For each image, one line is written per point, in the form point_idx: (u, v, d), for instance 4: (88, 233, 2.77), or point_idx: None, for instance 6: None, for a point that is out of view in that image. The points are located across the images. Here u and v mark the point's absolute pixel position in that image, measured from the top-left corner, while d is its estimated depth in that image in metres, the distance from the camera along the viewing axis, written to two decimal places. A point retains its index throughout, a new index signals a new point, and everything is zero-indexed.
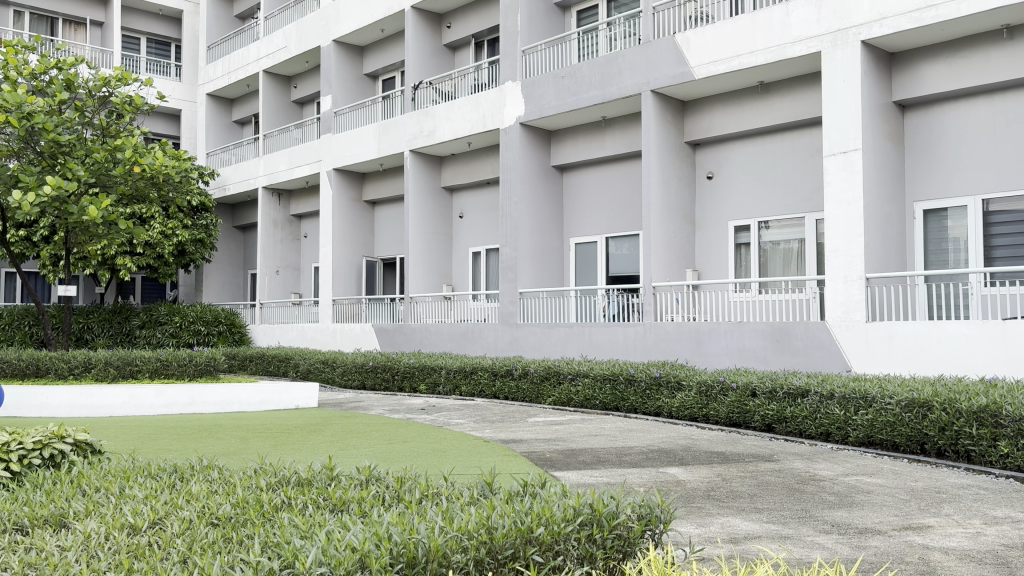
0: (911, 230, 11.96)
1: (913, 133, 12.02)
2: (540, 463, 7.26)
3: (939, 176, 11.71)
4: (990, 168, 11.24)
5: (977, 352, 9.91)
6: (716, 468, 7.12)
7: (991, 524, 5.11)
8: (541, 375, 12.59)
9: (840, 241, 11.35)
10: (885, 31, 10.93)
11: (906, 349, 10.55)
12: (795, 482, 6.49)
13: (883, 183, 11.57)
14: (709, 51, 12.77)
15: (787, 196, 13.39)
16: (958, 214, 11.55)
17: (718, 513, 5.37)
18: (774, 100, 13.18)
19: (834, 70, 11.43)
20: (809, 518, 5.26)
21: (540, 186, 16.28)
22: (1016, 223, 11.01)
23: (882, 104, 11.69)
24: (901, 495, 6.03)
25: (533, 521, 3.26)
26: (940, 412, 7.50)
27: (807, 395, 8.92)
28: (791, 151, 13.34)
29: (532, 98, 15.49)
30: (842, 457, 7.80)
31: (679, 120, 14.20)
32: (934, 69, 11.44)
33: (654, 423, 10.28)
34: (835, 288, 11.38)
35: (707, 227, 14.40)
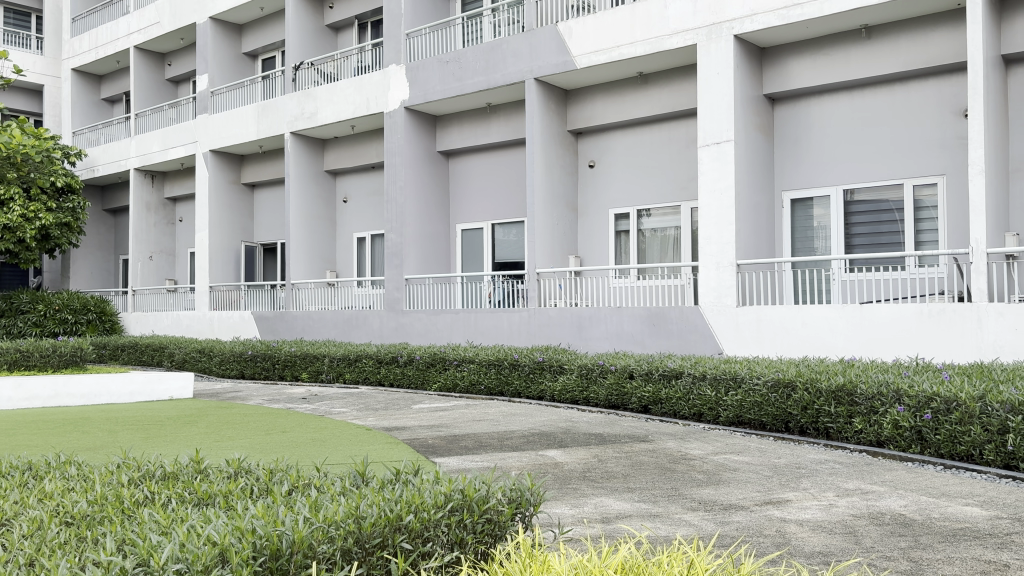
0: (780, 218, 12.52)
1: (782, 126, 12.56)
2: (422, 450, 7.26)
3: (805, 167, 12.29)
4: (851, 159, 11.89)
5: (836, 334, 10.49)
6: (593, 449, 7.30)
7: (843, 496, 5.44)
8: (426, 361, 12.58)
9: (712, 229, 11.77)
10: (756, 27, 11.36)
11: (773, 332, 11.06)
12: (666, 462, 6.73)
13: (753, 174, 12.05)
14: (590, 40, 12.96)
15: (664, 185, 13.80)
16: (823, 203, 12.18)
17: (592, 494, 5.51)
18: (653, 91, 13.53)
19: (709, 62, 11.80)
20: (678, 496, 5.46)
21: (425, 172, 16.18)
22: (873, 213, 11.74)
23: (753, 97, 12.15)
24: (765, 471, 6.34)
25: (402, 509, 3.25)
26: (803, 391, 7.90)
27: (681, 376, 9.25)
28: (668, 141, 13.75)
29: (416, 82, 15.36)
30: (712, 436, 8.11)
31: (562, 108, 14.37)
32: (800, 65, 11.98)
33: (537, 407, 10.44)
34: (708, 274, 11.80)
35: (589, 215, 14.65)
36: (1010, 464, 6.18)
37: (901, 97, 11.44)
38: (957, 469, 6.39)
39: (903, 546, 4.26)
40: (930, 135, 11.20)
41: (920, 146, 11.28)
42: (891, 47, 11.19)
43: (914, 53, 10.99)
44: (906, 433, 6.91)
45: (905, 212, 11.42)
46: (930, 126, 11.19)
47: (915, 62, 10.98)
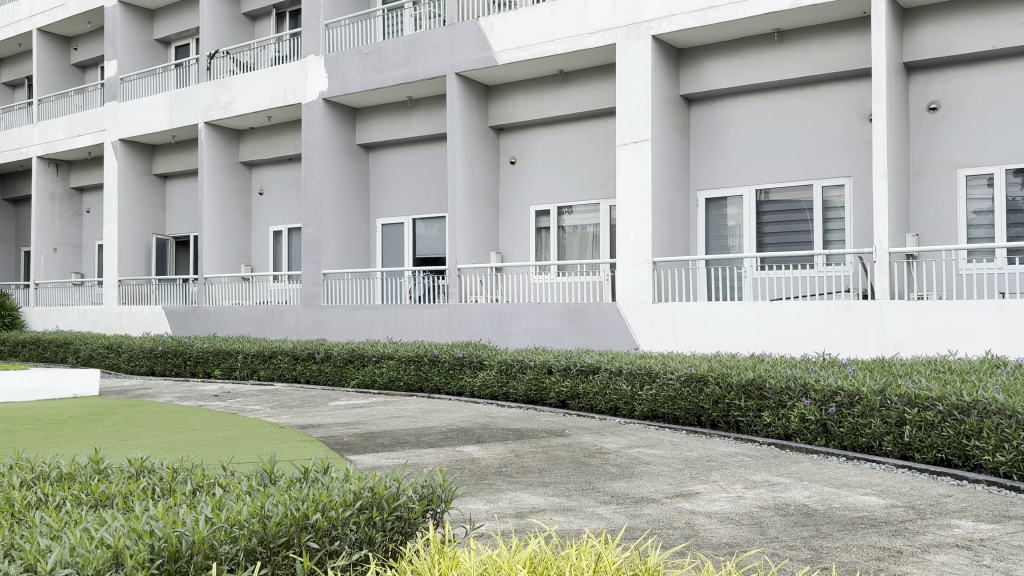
0: (695, 217, 12.77)
1: (698, 126, 12.81)
2: (337, 448, 7.15)
3: (720, 167, 12.56)
4: (764, 161, 12.21)
5: (747, 330, 10.78)
6: (510, 445, 7.32)
7: (751, 488, 5.59)
8: (344, 358, 12.42)
9: (630, 227, 11.93)
10: (673, 28, 11.55)
11: (687, 328, 11.29)
12: (582, 456, 6.80)
13: (669, 173, 12.26)
14: (511, 37, 12.97)
15: (584, 182, 13.93)
16: (736, 203, 12.48)
17: (507, 489, 5.52)
18: (573, 89, 13.63)
19: (628, 62, 11.94)
20: (592, 490, 5.52)
21: (343, 164, 15.94)
22: (784, 213, 12.10)
23: (670, 98, 12.35)
24: (677, 464, 6.46)
25: (309, 508, 3.19)
26: (714, 386, 8.08)
27: (597, 371, 9.35)
28: (587, 139, 13.89)
29: (335, 73, 15.11)
30: (627, 430, 8.23)
31: (483, 104, 14.35)
32: (716, 67, 12.23)
33: (455, 403, 10.40)
34: (625, 271, 11.96)
35: (510, 211, 14.68)
36: (906, 454, 6.44)
37: (811, 100, 11.81)
38: (858, 460, 6.62)
39: (805, 535, 4.39)
40: (838, 138, 11.60)
41: (828, 148, 11.66)
42: (801, 52, 11.53)
43: (823, 58, 11.36)
44: (812, 426, 7.14)
45: (814, 212, 11.81)
46: (838, 129, 11.59)
47: (824, 66, 11.35)
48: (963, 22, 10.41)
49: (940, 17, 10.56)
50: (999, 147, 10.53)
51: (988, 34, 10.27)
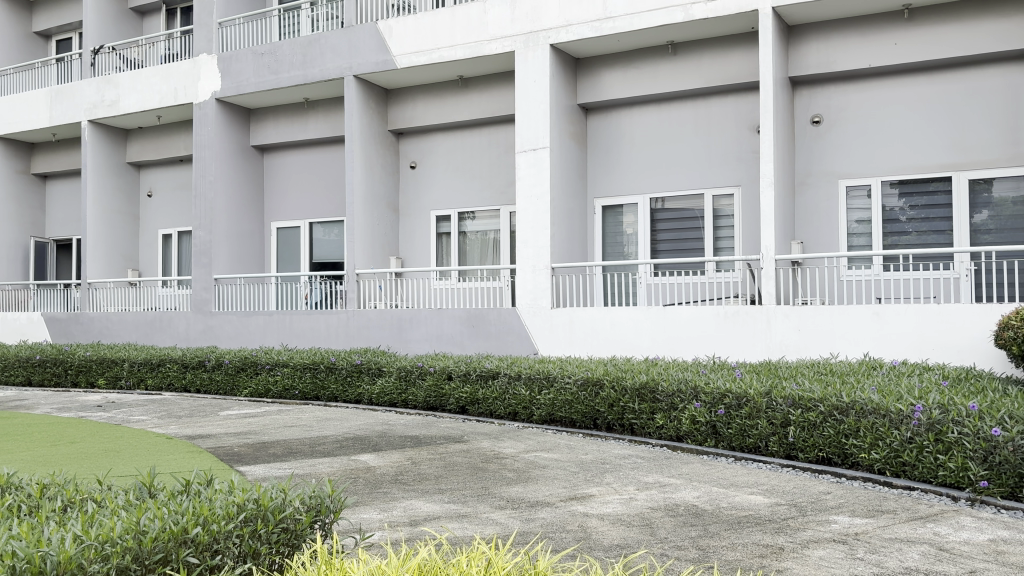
0: (592, 224, 12.96)
1: (596, 134, 13.01)
2: (227, 459, 6.92)
3: (617, 176, 12.80)
4: (658, 169, 12.50)
5: (641, 334, 11.01)
6: (407, 452, 7.24)
7: (643, 489, 5.70)
8: (236, 366, 12.06)
9: (529, 232, 12.00)
10: (571, 37, 11.70)
11: (585, 333, 11.44)
12: (479, 461, 6.79)
13: (568, 180, 12.40)
14: (410, 41, 12.90)
15: (484, 188, 13.95)
16: (632, 210, 12.74)
17: (401, 497, 5.45)
18: (473, 95, 13.65)
19: (526, 69, 12.03)
20: (487, 496, 5.51)
21: (237, 167, 15.49)
22: (677, 220, 12.42)
23: (568, 106, 12.50)
24: (572, 467, 6.52)
25: (188, 521, 3.07)
26: (610, 389, 8.22)
27: (497, 377, 9.38)
28: (486, 146, 13.94)
29: (228, 73, 14.68)
30: (525, 434, 8.27)
31: (382, 108, 14.20)
32: (612, 77, 12.46)
33: (353, 411, 10.23)
34: (524, 276, 12.03)
35: (409, 216, 14.58)
36: (790, 454, 6.69)
37: (703, 112, 12.17)
38: (746, 460, 6.83)
39: (693, 535, 4.50)
40: (728, 149, 11.99)
41: (719, 158, 12.04)
42: (694, 65, 11.87)
43: (714, 72, 11.73)
44: (702, 428, 7.33)
45: (705, 220, 12.17)
46: (728, 140, 11.98)
47: (715, 79, 11.72)
48: (844, 40, 10.92)
49: (822, 35, 11.06)
50: (876, 160, 11.09)
51: (866, 53, 10.81)
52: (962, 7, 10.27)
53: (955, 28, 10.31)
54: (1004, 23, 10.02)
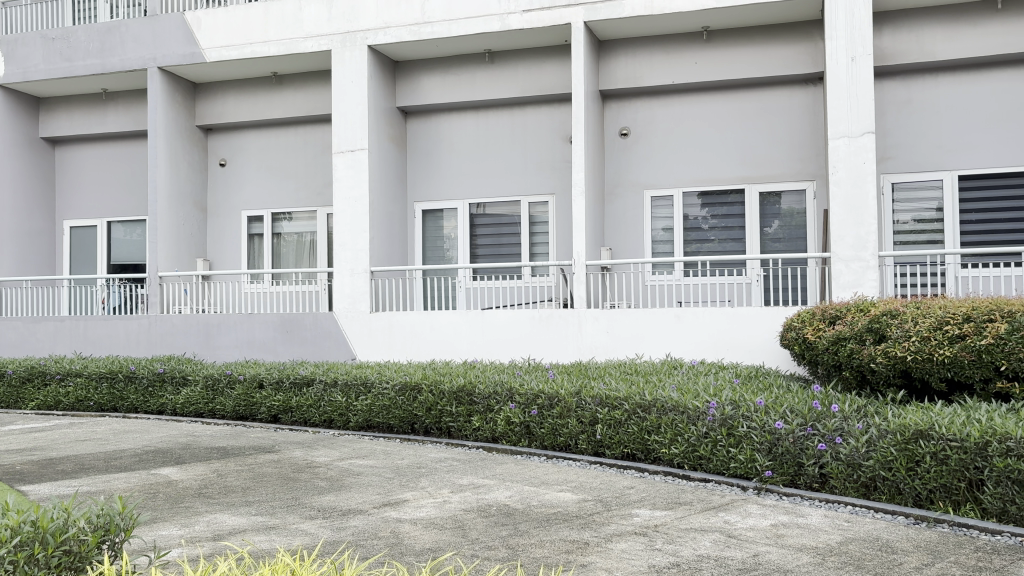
0: (411, 227, 12.93)
1: (414, 138, 12.98)
2: (6, 479, 6.31)
3: (436, 180, 12.84)
4: (477, 175, 12.66)
5: (459, 338, 11.10)
6: (212, 464, 6.91)
7: (457, 491, 5.73)
8: (22, 376, 11.07)
9: (346, 235, 11.78)
10: (389, 40, 11.61)
11: (403, 337, 11.38)
12: (290, 471, 6.58)
13: (386, 183, 12.29)
14: (220, 35, 12.35)
15: (299, 189, 13.58)
16: (451, 215, 12.82)
17: (204, 512, 5.19)
18: (287, 93, 13.26)
19: (343, 69, 11.81)
20: (297, 506, 5.36)
21: (23, 159, 14.21)
22: (495, 226, 12.62)
23: (387, 108, 12.38)
24: (387, 473, 6.46)
25: None
26: (427, 393, 8.19)
27: (312, 384, 9.14)
28: (302, 146, 13.58)
29: (13, 57, 13.45)
30: (340, 442, 8.09)
31: (189, 103, 13.51)
32: (431, 81, 12.48)
33: (155, 422, 9.64)
34: (341, 280, 11.79)
35: (219, 216, 13.96)
36: (598, 451, 6.96)
37: (519, 120, 12.46)
38: (557, 458, 7.02)
39: (504, 534, 4.58)
40: (543, 157, 12.35)
41: (535, 166, 12.38)
42: (510, 73, 12.12)
43: (530, 81, 12.03)
44: (517, 428, 7.47)
45: (521, 225, 12.45)
46: (543, 148, 12.34)
47: (530, 89, 12.03)
48: (650, 58, 11.52)
49: (630, 51, 11.60)
50: (678, 172, 11.78)
51: (670, 71, 11.45)
52: (754, 32, 11.11)
53: (747, 52, 11.15)
54: (790, 50, 10.96)
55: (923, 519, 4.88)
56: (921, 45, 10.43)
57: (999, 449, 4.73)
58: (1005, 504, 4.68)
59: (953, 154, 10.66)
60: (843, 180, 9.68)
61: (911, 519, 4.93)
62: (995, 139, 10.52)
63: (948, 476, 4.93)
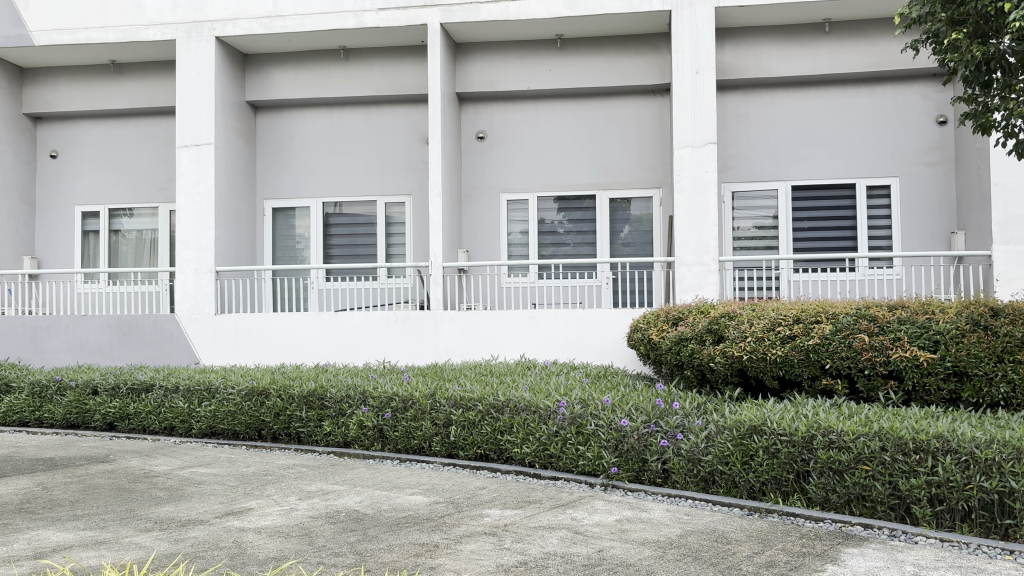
0: (261, 226, 12.51)
1: (264, 134, 12.57)
2: None
3: (288, 177, 12.49)
4: (330, 173, 12.40)
5: (311, 340, 10.84)
6: (37, 477, 6.42)
7: (305, 498, 5.58)
8: None
9: (190, 233, 11.25)
10: (238, 32, 11.20)
11: (251, 340, 11.00)
12: (124, 482, 6.21)
13: (234, 179, 11.83)
14: (51, 18, 11.54)
15: (139, 184, 12.86)
16: (303, 214, 12.51)
17: (26, 528, 4.82)
18: (127, 83, 12.54)
19: (188, 60, 11.28)
20: (131, 518, 5.06)
21: None
22: (350, 226, 12.40)
23: (235, 102, 11.93)
24: (231, 481, 6.21)
25: None
26: (275, 398, 7.92)
27: (151, 390, 8.68)
28: (143, 138, 12.88)
29: None
30: (180, 450, 7.71)
31: (15, 88, 12.55)
32: (283, 76, 12.13)
33: None
34: (184, 280, 11.25)
35: (50, 211, 13.04)
36: (452, 453, 6.95)
37: (375, 119, 12.31)
38: (410, 461, 6.98)
39: (352, 540, 4.50)
40: (399, 158, 12.25)
41: (390, 166, 12.26)
42: (365, 72, 11.96)
43: (385, 81, 11.92)
44: (369, 432, 7.35)
45: (377, 226, 12.30)
46: (398, 149, 12.24)
47: (386, 88, 11.92)
48: (505, 62, 11.65)
49: (486, 55, 11.68)
50: (532, 176, 11.96)
51: (525, 76, 11.61)
52: (605, 42, 11.45)
53: (598, 62, 11.47)
54: (638, 61, 11.36)
55: (755, 510, 5.15)
56: (758, 62, 11.06)
57: (823, 442, 5.04)
58: (827, 493, 5.00)
59: (787, 166, 11.36)
60: (687, 187, 10.11)
61: (746, 510, 5.19)
62: (824, 152, 11.28)
63: (778, 469, 5.22)
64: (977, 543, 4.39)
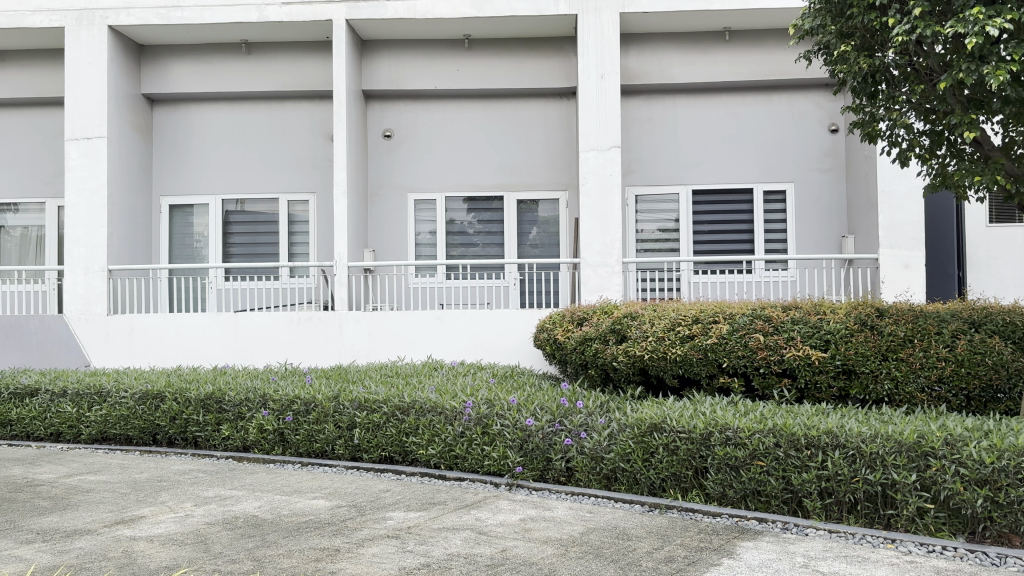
0: (157, 223, 12.07)
1: (160, 128, 12.13)
2: None
3: (186, 173, 12.09)
4: (231, 170, 12.06)
5: (210, 341, 10.52)
6: None
7: (200, 505, 5.40)
8: None
9: (80, 230, 10.75)
10: (132, 22, 10.77)
11: (145, 342, 10.60)
12: (5, 492, 5.88)
13: (128, 175, 11.38)
14: None
15: (25, 178, 12.23)
16: (202, 211, 12.13)
17: None
18: (11, 71, 11.90)
19: (78, 49, 10.78)
20: (11, 530, 4.79)
21: None
22: (251, 224, 12.09)
23: (129, 94, 11.47)
24: (121, 489, 5.96)
25: None
26: (171, 402, 7.65)
27: (36, 395, 8.25)
28: (29, 129, 12.25)
29: None
30: (68, 457, 7.36)
31: None
32: (181, 69, 11.74)
33: None
34: (74, 279, 10.74)
35: None
36: (355, 455, 6.84)
37: (278, 115, 12.03)
38: (312, 465, 6.85)
39: (249, 546, 4.37)
40: (303, 155, 12.02)
41: (293, 164, 12.02)
42: (268, 67, 11.68)
43: (288, 77, 11.68)
44: (270, 436, 7.17)
45: (279, 225, 12.03)
46: (302, 146, 12.01)
47: (289, 84, 11.67)
48: (412, 61, 11.56)
49: (393, 53, 11.56)
50: (439, 176, 11.92)
51: (432, 75, 11.56)
52: (512, 44, 11.50)
53: (505, 63, 11.51)
54: (545, 64, 11.47)
55: (656, 507, 5.27)
56: (661, 68, 11.31)
57: (720, 439, 5.16)
58: (724, 488, 5.15)
59: (689, 170, 11.65)
60: (592, 190, 10.24)
61: (647, 507, 5.30)
62: (723, 158, 11.62)
63: (677, 465, 5.34)
64: (863, 533, 4.59)
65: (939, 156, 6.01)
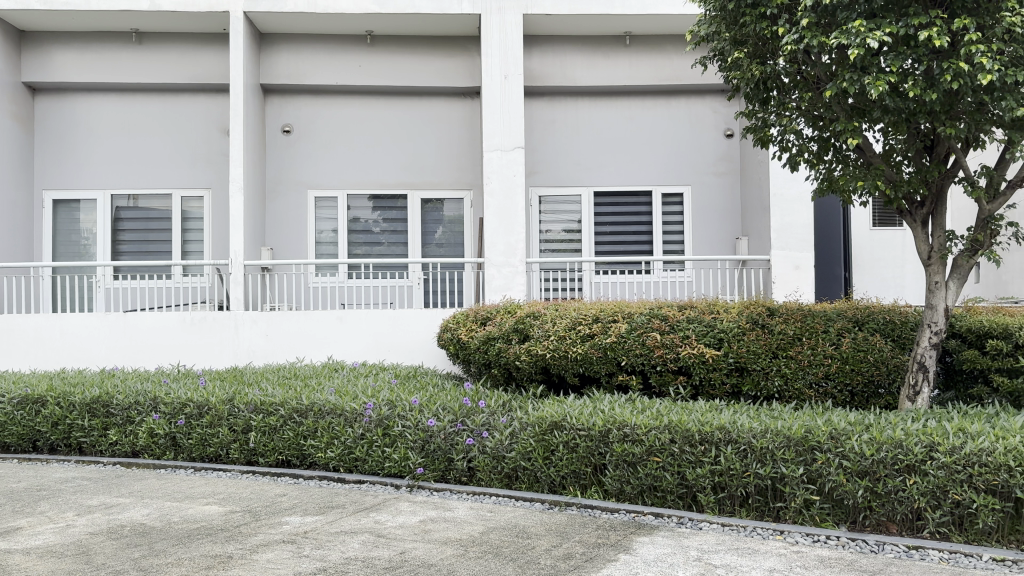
0: (39, 219, 11.48)
1: (43, 118, 11.53)
2: None
3: (71, 167, 11.54)
4: (120, 164, 11.57)
5: (97, 342, 10.05)
6: None
7: (83, 514, 5.15)
8: None
9: None
10: (12, 5, 10.21)
11: (26, 343, 10.05)
12: None
13: (7, 167, 10.77)
14: None
15: None
16: (89, 207, 11.60)
17: None
18: None
19: None
20: None
21: None
22: (142, 221, 11.63)
23: (9, 82, 10.86)
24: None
25: None
26: (53, 406, 7.27)
27: None
28: None
29: None
30: None
31: None
32: (65, 57, 11.19)
33: None
34: None
35: None
36: (251, 460, 6.65)
37: (171, 108, 11.60)
38: (205, 470, 6.63)
39: (135, 556, 4.19)
40: (198, 150, 11.64)
41: (188, 159, 11.62)
42: (160, 58, 11.27)
43: (183, 68, 11.29)
44: (160, 441, 6.91)
45: (173, 222, 11.61)
46: (197, 141, 11.63)
47: (184, 76, 11.29)
48: (313, 56, 11.35)
49: (292, 47, 11.31)
50: (341, 174, 11.73)
51: (333, 71, 11.37)
52: (415, 42, 11.43)
53: (408, 61, 11.43)
54: (448, 63, 11.44)
55: (556, 504, 5.31)
56: (564, 71, 11.43)
57: (618, 436, 5.25)
58: (622, 485, 5.23)
59: (591, 172, 11.82)
60: (496, 190, 10.26)
61: (547, 505, 5.34)
62: (624, 160, 11.84)
63: (577, 463, 5.40)
64: (753, 526, 4.74)
65: (826, 161, 6.26)
